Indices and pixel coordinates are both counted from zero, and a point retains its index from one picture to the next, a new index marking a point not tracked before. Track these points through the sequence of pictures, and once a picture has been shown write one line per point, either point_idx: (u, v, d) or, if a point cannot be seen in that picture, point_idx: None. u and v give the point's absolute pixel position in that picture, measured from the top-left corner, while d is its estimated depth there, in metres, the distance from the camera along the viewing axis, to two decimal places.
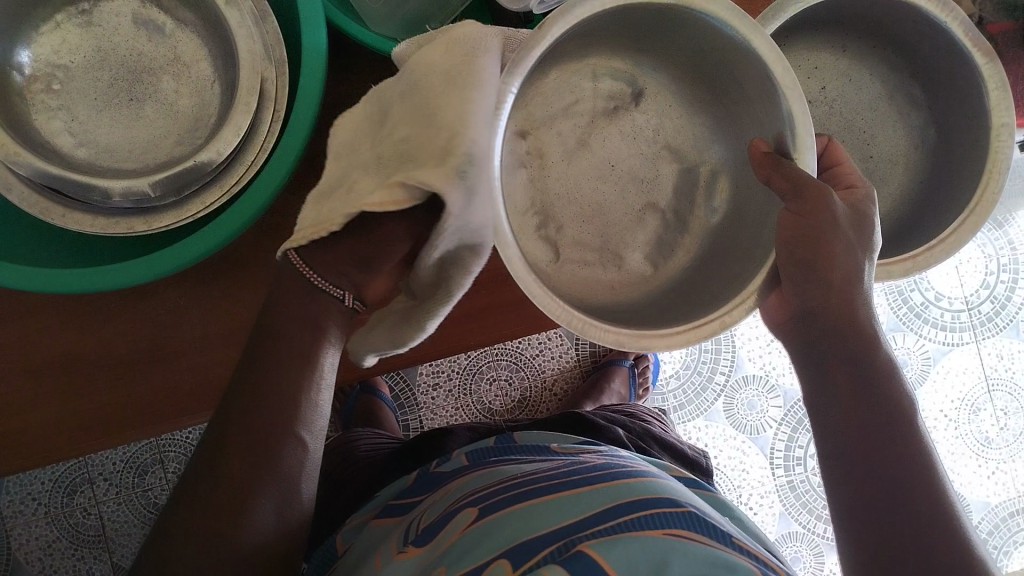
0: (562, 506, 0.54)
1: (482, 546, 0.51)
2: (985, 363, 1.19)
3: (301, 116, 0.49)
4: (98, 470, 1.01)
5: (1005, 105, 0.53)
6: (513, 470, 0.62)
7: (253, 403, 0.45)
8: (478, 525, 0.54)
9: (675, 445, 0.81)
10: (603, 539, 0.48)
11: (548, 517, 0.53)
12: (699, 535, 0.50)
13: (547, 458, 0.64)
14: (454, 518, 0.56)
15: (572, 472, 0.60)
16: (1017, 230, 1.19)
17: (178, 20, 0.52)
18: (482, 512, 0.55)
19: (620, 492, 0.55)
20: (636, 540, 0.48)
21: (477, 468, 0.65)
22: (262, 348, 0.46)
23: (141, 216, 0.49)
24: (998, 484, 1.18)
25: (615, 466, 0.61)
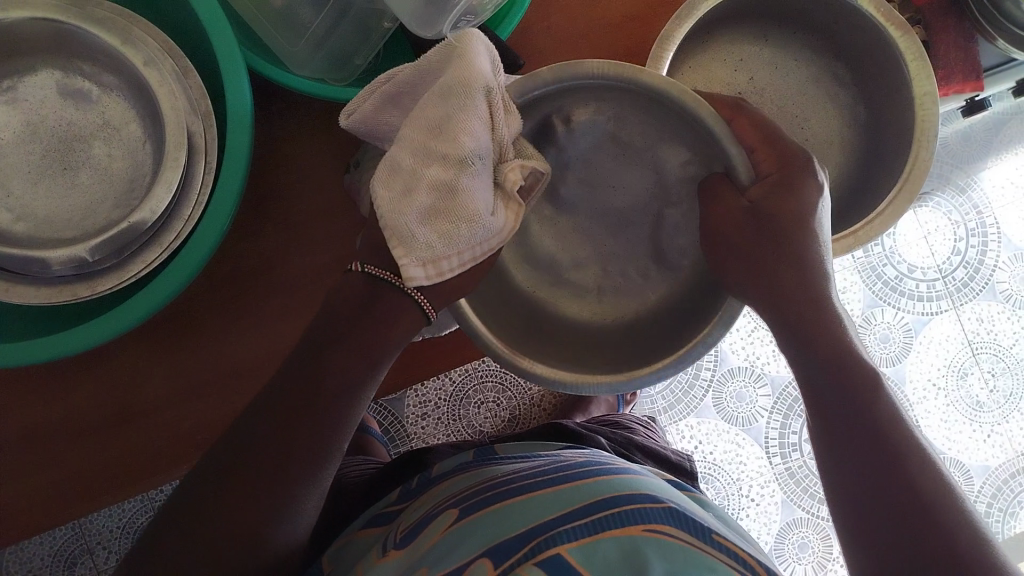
0: (542, 502, 0.53)
1: (461, 547, 0.51)
2: (966, 328, 1.19)
3: (233, 167, 0.51)
4: (95, 539, 1.00)
5: (924, 73, 0.53)
6: (497, 470, 0.62)
7: (317, 403, 0.45)
8: (457, 526, 0.54)
9: (659, 448, 0.81)
10: (583, 540, 0.48)
11: (530, 513, 0.52)
12: (679, 530, 0.50)
13: (529, 458, 0.64)
14: (436, 517, 0.56)
15: (553, 470, 0.59)
16: (981, 193, 1.20)
17: (104, 86, 0.52)
18: (462, 512, 0.55)
19: (602, 487, 0.54)
20: (611, 539, 0.48)
21: (466, 469, 0.65)
22: (338, 356, 0.46)
23: (86, 281, 0.49)
24: (996, 446, 1.18)
25: (595, 463, 0.60)
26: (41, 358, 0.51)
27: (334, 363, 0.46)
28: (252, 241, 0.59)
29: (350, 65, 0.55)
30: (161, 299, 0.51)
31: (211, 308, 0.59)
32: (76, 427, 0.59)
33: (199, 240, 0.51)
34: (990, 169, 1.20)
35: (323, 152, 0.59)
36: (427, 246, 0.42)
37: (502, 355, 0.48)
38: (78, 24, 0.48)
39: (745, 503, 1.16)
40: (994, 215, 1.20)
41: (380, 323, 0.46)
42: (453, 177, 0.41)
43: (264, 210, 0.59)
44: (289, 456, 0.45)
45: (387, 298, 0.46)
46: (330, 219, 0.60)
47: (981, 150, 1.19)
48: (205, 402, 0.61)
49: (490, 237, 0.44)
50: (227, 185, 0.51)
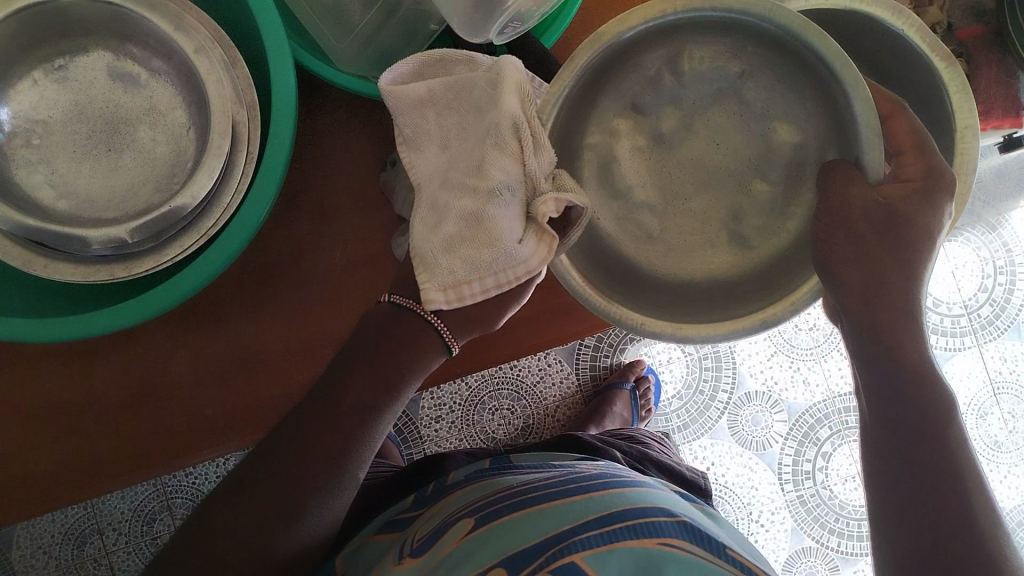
0: (558, 512, 0.53)
1: (476, 554, 0.51)
2: (989, 366, 1.18)
3: (276, 155, 0.51)
4: (107, 520, 1.01)
5: (968, 105, 0.54)
6: (509, 481, 0.62)
7: (341, 422, 0.46)
8: (473, 535, 0.54)
9: (673, 466, 0.80)
10: (598, 549, 0.48)
11: (544, 523, 0.52)
12: (693, 545, 0.49)
13: (543, 468, 0.64)
14: (451, 528, 0.56)
15: (569, 480, 0.59)
16: (1011, 232, 1.19)
17: (153, 71, 0.53)
18: (478, 521, 0.55)
19: (616, 501, 0.54)
20: (630, 553, 0.48)
21: (479, 479, 0.65)
22: (367, 380, 0.47)
23: (123, 261, 0.50)
24: (1011, 488, 1.17)
25: (612, 475, 0.60)
26: (76, 334, 0.51)
27: (361, 385, 0.47)
28: (286, 233, 0.59)
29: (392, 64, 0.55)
30: (196, 282, 0.52)
31: (241, 295, 0.59)
32: (110, 405, 0.61)
33: (237, 227, 0.51)
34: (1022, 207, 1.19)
35: (361, 148, 0.60)
36: (448, 271, 0.44)
37: (609, 311, 0.45)
38: (133, 8, 0.49)
39: (755, 528, 1.15)
40: None
41: (393, 344, 0.48)
42: (482, 206, 0.42)
43: (301, 202, 0.59)
44: (307, 469, 0.45)
45: (401, 321, 0.48)
46: (363, 214, 0.60)
47: (1014, 188, 1.19)
48: (228, 389, 0.61)
49: (518, 264, 0.43)
50: (267, 174, 0.51)
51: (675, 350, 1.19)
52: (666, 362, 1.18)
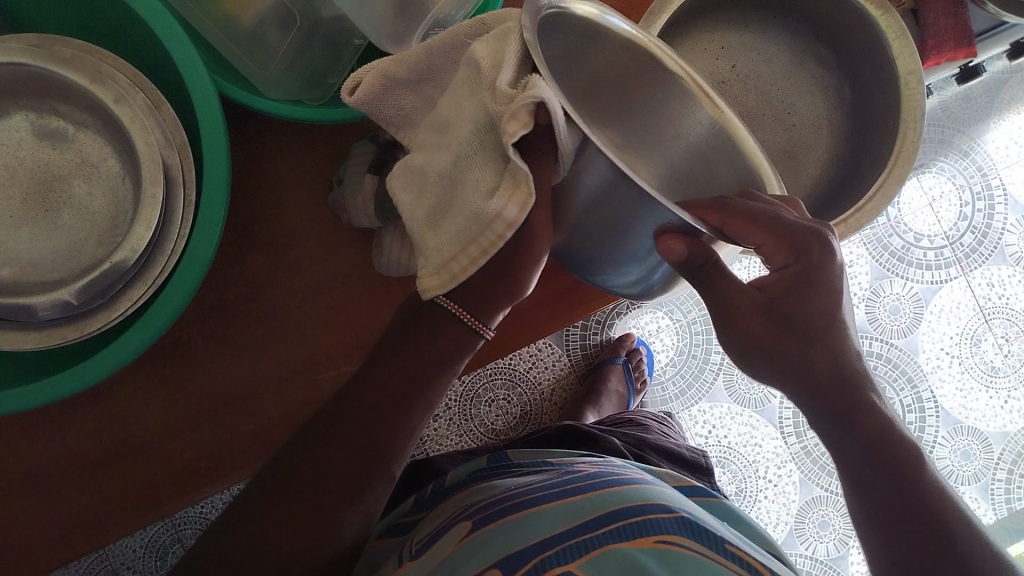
0: (553, 512, 0.52)
1: (473, 559, 0.50)
2: (977, 294, 1.17)
3: (215, 195, 0.50)
4: (119, 559, 1.02)
5: (908, 52, 0.53)
6: (504, 485, 0.60)
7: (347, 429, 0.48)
8: (470, 538, 0.53)
9: (671, 448, 0.80)
10: (591, 556, 0.48)
11: (536, 524, 0.51)
12: (693, 541, 0.49)
13: (541, 469, 0.63)
14: (448, 532, 0.55)
15: (566, 481, 0.57)
16: (985, 156, 1.18)
17: (79, 123, 0.52)
18: (475, 524, 0.54)
19: (611, 498, 0.53)
20: (622, 552, 0.48)
21: (472, 483, 0.64)
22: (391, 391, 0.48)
23: (73, 323, 0.49)
24: (1013, 412, 1.17)
25: (607, 474, 0.59)
26: (41, 402, 0.51)
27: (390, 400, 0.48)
28: (242, 267, 0.58)
29: (324, 84, 0.55)
30: (151, 334, 0.51)
31: (201, 335, 0.58)
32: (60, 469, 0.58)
33: (184, 273, 0.50)
34: (993, 130, 1.18)
35: (305, 169, 0.59)
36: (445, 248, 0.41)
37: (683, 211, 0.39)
38: (45, 66, 0.48)
39: (763, 484, 1.15)
40: (1000, 177, 1.18)
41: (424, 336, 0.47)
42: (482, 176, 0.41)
43: (252, 232, 0.59)
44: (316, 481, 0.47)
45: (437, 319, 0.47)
46: (315, 235, 0.60)
47: (983, 113, 1.18)
48: (201, 428, 0.59)
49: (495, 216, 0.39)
50: (209, 215, 0.50)
51: (663, 318, 1.18)
52: (656, 331, 1.18)
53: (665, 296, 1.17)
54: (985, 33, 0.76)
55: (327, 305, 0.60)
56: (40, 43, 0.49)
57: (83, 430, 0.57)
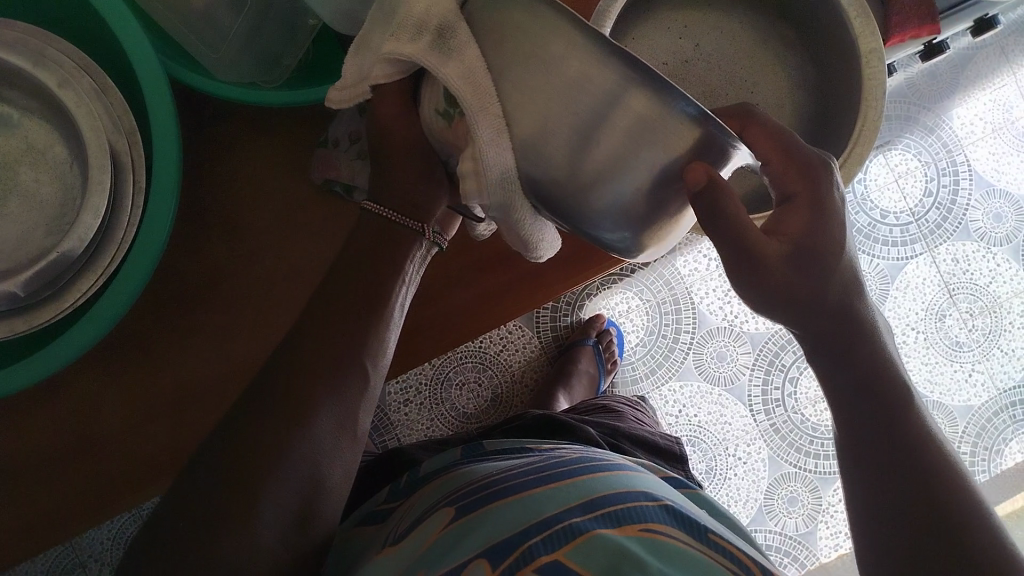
0: (538, 498, 0.50)
1: (461, 544, 0.48)
2: (941, 270, 1.18)
3: (163, 182, 0.49)
4: (88, 551, 1.02)
5: (870, 30, 0.53)
6: (484, 469, 0.57)
7: (312, 412, 0.45)
8: (455, 525, 0.50)
9: (645, 435, 0.79)
10: (579, 540, 0.45)
11: (520, 512, 0.48)
12: (677, 531, 0.47)
13: (518, 455, 0.60)
14: (430, 519, 0.52)
15: (549, 467, 0.55)
16: (950, 131, 1.19)
17: (23, 109, 0.51)
18: (459, 511, 0.51)
19: (595, 486, 0.51)
20: (610, 540, 0.45)
21: (448, 470, 0.61)
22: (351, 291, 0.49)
23: (21, 316, 0.48)
24: (977, 386, 1.18)
25: (588, 459, 0.57)
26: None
27: (349, 293, 0.49)
28: (196, 254, 0.57)
29: (278, 66, 0.54)
30: (102, 328, 0.49)
31: (157, 325, 0.57)
32: (13, 464, 0.56)
33: (135, 264, 0.49)
34: (959, 106, 1.19)
35: (258, 151, 0.58)
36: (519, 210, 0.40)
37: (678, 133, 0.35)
38: None
39: (733, 461, 1.16)
40: (964, 153, 1.19)
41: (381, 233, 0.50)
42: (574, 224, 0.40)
43: (206, 219, 0.57)
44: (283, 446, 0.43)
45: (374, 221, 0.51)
46: (272, 221, 0.58)
47: (950, 88, 1.18)
48: (157, 419, 0.58)
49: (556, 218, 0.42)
50: (159, 203, 0.49)
51: (633, 299, 1.18)
52: (626, 312, 1.18)
53: (634, 275, 1.17)
54: (950, 10, 0.76)
55: (289, 292, 0.58)
56: None
57: (38, 424, 0.56)
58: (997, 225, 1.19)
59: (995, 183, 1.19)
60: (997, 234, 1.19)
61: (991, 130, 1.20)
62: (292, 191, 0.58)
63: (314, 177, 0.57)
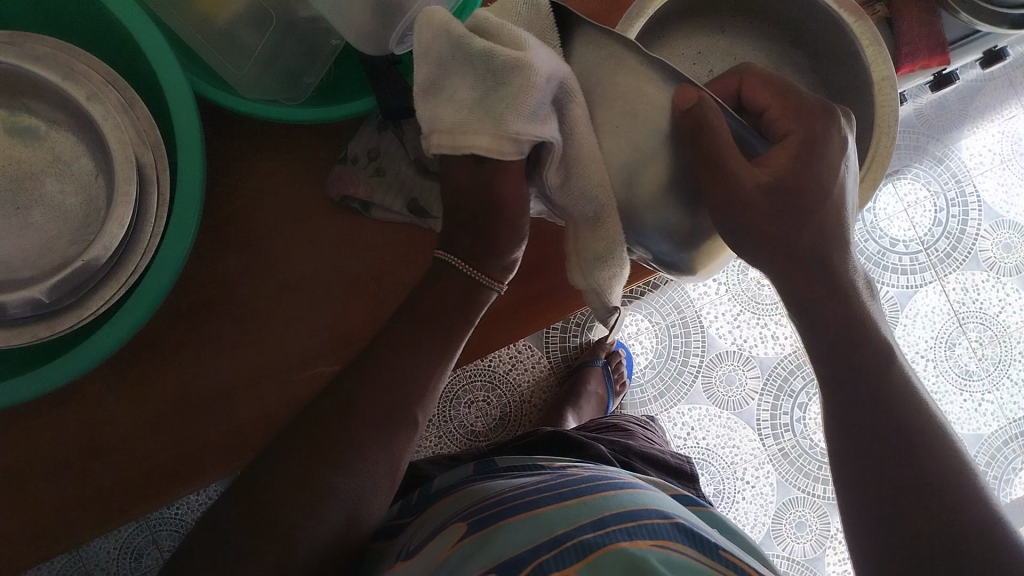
0: (548, 515, 0.50)
1: (471, 561, 0.48)
2: (952, 299, 1.18)
3: (188, 195, 0.50)
4: (94, 561, 1.02)
5: (881, 58, 0.54)
6: (497, 486, 0.58)
7: (361, 445, 0.46)
8: (465, 542, 0.50)
9: (655, 455, 0.79)
10: (589, 558, 0.46)
11: (531, 528, 0.49)
12: (686, 547, 0.47)
13: (530, 473, 0.61)
14: (441, 534, 0.53)
15: (559, 484, 0.55)
16: (959, 161, 1.20)
17: (52, 121, 0.52)
18: (469, 528, 0.52)
19: (607, 503, 0.51)
20: (622, 554, 0.46)
21: (460, 487, 0.61)
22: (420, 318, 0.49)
23: (45, 322, 0.49)
24: (987, 414, 1.18)
25: (598, 477, 0.57)
26: (11, 402, 0.51)
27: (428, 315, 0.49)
28: (217, 266, 0.58)
29: (300, 83, 0.55)
30: (122, 336, 0.50)
31: (175, 335, 0.58)
32: (29, 469, 0.57)
33: (156, 274, 0.50)
34: (969, 137, 1.20)
35: (278, 166, 0.59)
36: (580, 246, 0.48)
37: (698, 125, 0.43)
38: (17, 63, 0.48)
39: (742, 486, 1.16)
40: (974, 183, 1.20)
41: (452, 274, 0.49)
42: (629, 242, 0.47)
43: (227, 231, 0.58)
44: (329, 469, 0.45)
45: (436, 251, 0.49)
46: (291, 234, 0.59)
47: (959, 119, 1.20)
48: (171, 427, 0.58)
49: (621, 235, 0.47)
50: (182, 215, 0.50)
51: (643, 321, 1.19)
52: (635, 334, 1.18)
53: (644, 298, 1.18)
54: (960, 41, 0.77)
55: (306, 304, 0.59)
56: (10, 39, 0.48)
57: (55, 430, 0.57)
58: (1007, 254, 1.20)
59: (1004, 213, 1.20)
60: (1006, 264, 1.19)
61: (1001, 161, 1.20)
62: (312, 206, 0.59)
63: (332, 193, 0.58)
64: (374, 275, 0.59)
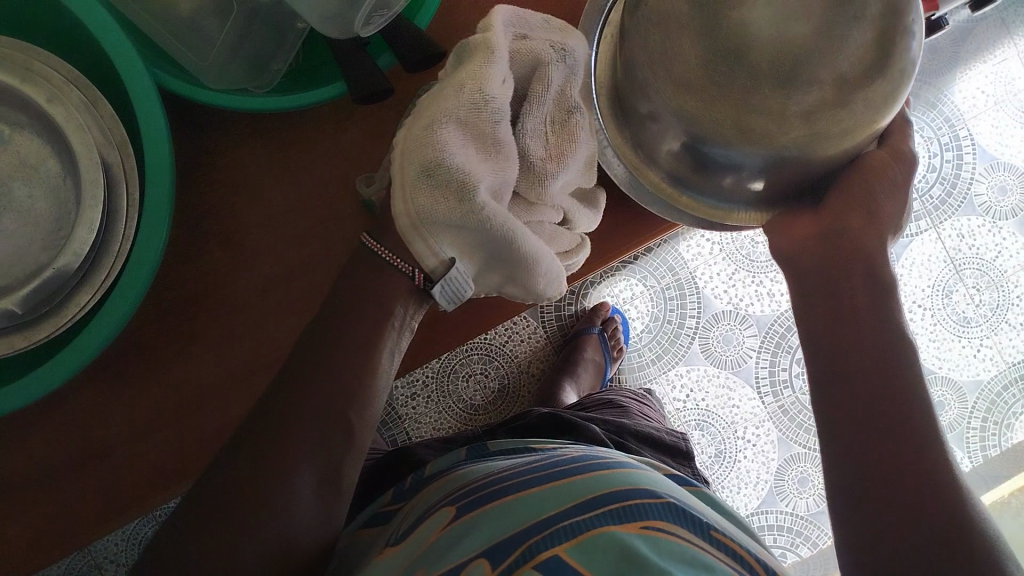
0: (537, 498, 0.49)
1: (463, 542, 0.47)
2: (947, 246, 1.18)
3: (158, 192, 0.49)
4: (103, 554, 1.03)
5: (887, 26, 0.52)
6: (488, 468, 0.57)
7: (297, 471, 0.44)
8: (454, 525, 0.49)
9: (652, 433, 0.78)
10: (581, 539, 0.45)
11: (519, 513, 0.48)
12: (680, 526, 0.46)
13: (525, 453, 0.60)
14: (432, 518, 0.52)
15: (549, 466, 0.54)
16: (951, 106, 1.18)
17: (14, 124, 0.50)
18: (459, 510, 0.51)
19: (598, 481, 0.50)
20: (611, 535, 0.45)
21: (456, 469, 0.60)
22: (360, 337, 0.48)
23: (20, 333, 0.48)
24: (986, 360, 1.17)
25: (591, 458, 0.56)
26: None
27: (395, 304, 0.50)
28: (195, 265, 0.57)
29: (268, 69, 0.53)
30: (101, 342, 0.49)
31: (158, 335, 0.56)
32: (21, 477, 0.56)
33: (131, 279, 0.48)
34: (960, 81, 1.18)
35: (252, 154, 0.57)
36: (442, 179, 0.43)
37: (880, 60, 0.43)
38: None
39: (742, 444, 1.16)
40: (966, 127, 1.18)
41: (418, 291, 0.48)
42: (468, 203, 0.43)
43: (204, 226, 0.57)
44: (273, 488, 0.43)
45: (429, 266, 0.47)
46: (267, 228, 0.58)
47: (948, 64, 1.18)
48: (159, 429, 0.57)
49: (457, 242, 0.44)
50: (154, 215, 0.49)
51: (637, 286, 1.18)
52: (630, 299, 1.18)
53: (637, 262, 1.17)
54: None
55: (289, 296, 0.58)
56: None
57: (44, 437, 0.56)
58: (1002, 198, 1.18)
59: (998, 155, 1.18)
60: (1002, 208, 1.18)
61: (994, 103, 1.19)
62: (288, 195, 0.58)
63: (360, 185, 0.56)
64: (357, 263, 0.58)
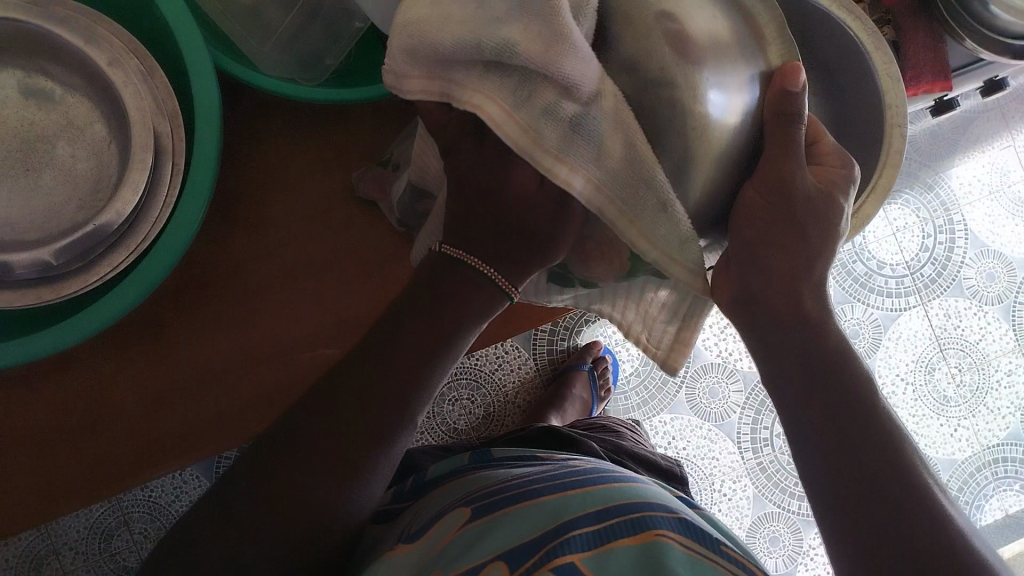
0: (553, 507, 0.50)
1: (478, 545, 0.48)
2: (934, 323, 1.20)
3: (203, 165, 0.50)
4: (63, 540, 1.01)
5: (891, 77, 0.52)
6: (500, 474, 0.57)
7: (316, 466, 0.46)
8: (470, 526, 0.50)
9: (647, 457, 0.79)
10: (594, 552, 0.45)
11: (534, 523, 0.48)
12: (693, 546, 0.46)
13: (533, 462, 0.60)
14: (444, 517, 0.52)
15: (560, 475, 0.55)
16: (948, 190, 1.22)
17: (68, 85, 0.51)
18: (473, 512, 0.51)
19: (611, 495, 0.51)
20: (625, 553, 0.45)
21: (462, 473, 0.61)
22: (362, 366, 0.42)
23: (48, 286, 0.48)
24: (961, 440, 1.20)
25: (600, 470, 0.56)
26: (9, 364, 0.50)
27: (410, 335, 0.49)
28: (221, 244, 0.57)
29: (320, 64, 0.55)
30: (126, 305, 0.50)
31: (176, 309, 0.57)
32: (19, 435, 0.56)
33: (165, 246, 0.49)
34: (958, 166, 1.22)
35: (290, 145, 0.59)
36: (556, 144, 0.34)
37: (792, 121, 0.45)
38: (40, 23, 0.47)
39: (718, 498, 1.17)
40: (960, 212, 1.22)
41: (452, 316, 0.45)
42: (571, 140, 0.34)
43: (235, 208, 0.58)
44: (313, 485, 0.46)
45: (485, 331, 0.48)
46: (296, 217, 0.59)
47: (949, 148, 1.22)
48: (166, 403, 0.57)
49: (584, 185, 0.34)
50: (195, 187, 0.50)
51: None
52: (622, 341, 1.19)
53: None
54: (960, 69, 0.77)
55: (311, 286, 0.59)
56: None
57: (49, 397, 0.56)
58: (990, 284, 1.22)
59: (989, 242, 1.22)
60: (988, 293, 1.22)
61: (988, 191, 1.23)
62: (321, 188, 0.59)
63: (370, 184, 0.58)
64: (381, 261, 0.59)
